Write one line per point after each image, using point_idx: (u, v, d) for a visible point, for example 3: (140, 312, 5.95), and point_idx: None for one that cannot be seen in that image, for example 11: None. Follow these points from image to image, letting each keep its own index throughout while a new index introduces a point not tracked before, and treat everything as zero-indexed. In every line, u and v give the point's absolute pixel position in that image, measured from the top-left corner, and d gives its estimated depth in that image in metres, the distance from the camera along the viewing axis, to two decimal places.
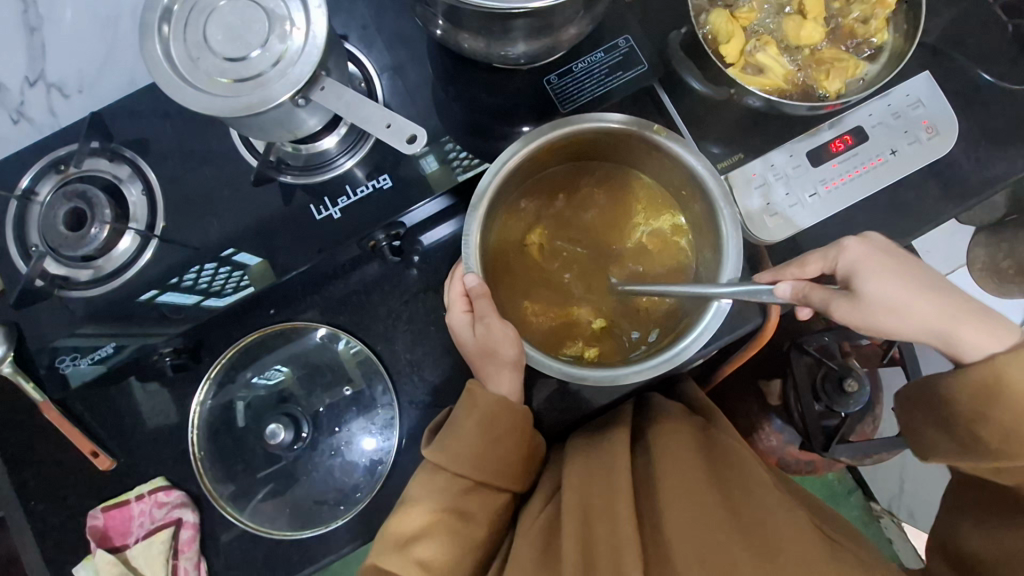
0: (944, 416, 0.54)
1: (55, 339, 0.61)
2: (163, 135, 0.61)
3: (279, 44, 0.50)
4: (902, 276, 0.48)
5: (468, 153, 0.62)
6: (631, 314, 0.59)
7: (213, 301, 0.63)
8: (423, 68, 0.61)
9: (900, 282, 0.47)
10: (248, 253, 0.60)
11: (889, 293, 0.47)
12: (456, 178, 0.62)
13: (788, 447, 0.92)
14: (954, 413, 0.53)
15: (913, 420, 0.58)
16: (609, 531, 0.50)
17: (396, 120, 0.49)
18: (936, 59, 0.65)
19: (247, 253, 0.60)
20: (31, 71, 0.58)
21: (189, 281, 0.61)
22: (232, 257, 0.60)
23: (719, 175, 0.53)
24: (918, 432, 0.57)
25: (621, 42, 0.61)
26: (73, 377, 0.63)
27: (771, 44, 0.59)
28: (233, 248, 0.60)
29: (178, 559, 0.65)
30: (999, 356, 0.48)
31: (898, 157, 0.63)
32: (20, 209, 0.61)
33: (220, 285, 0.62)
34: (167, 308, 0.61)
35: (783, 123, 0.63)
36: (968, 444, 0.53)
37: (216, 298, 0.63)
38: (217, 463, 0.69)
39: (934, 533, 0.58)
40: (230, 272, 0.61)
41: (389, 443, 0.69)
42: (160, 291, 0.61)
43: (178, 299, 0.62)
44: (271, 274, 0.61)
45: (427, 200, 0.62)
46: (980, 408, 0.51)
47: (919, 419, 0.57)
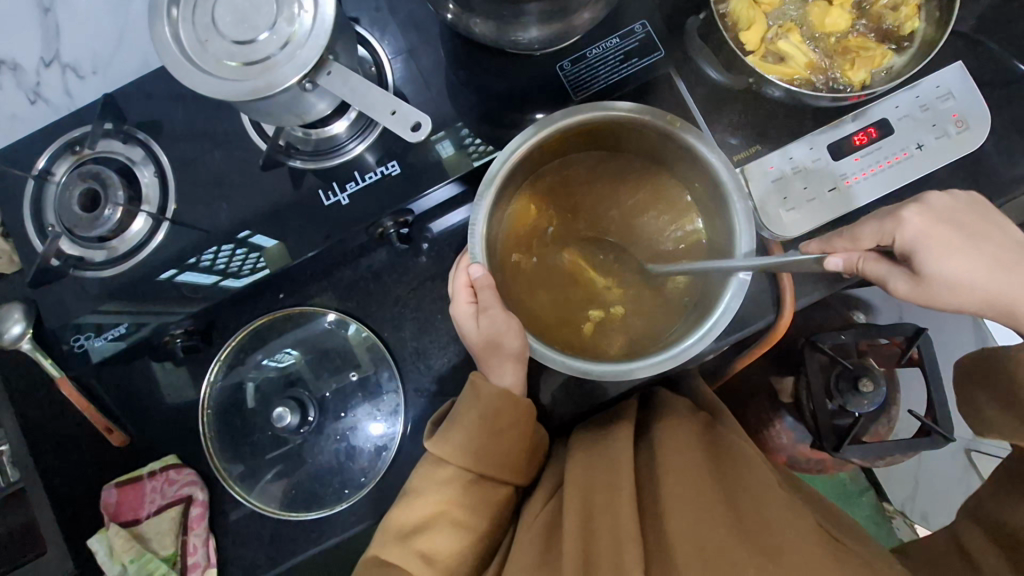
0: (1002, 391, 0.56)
1: (78, 314, 0.62)
2: (175, 118, 0.62)
3: (287, 26, 0.49)
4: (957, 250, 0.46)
5: (484, 141, 0.61)
6: (640, 311, 0.58)
7: (231, 282, 0.64)
8: (436, 53, 0.60)
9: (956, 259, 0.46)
10: (262, 236, 0.60)
11: (949, 268, 0.46)
12: (472, 164, 0.61)
13: (798, 446, 0.90)
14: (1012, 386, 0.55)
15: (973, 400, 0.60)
16: (610, 528, 0.49)
17: (401, 107, 0.49)
18: (971, 48, 0.62)
19: (263, 235, 0.60)
20: (46, 52, 0.61)
21: (207, 262, 0.62)
22: (248, 239, 0.61)
23: (734, 168, 0.51)
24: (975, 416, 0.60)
25: (638, 28, 0.59)
26: (94, 352, 0.64)
27: (794, 31, 0.57)
28: (248, 230, 0.60)
29: (188, 535, 0.67)
30: None
31: (924, 151, 0.60)
32: (37, 189, 0.62)
33: (238, 266, 0.63)
34: (185, 288, 0.62)
35: (805, 114, 0.61)
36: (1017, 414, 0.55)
37: (234, 279, 0.64)
38: (226, 442, 0.70)
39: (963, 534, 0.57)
40: (246, 254, 0.62)
41: (394, 429, 0.69)
42: (180, 270, 0.62)
43: (196, 278, 0.63)
44: (287, 257, 0.62)
45: (441, 184, 0.61)
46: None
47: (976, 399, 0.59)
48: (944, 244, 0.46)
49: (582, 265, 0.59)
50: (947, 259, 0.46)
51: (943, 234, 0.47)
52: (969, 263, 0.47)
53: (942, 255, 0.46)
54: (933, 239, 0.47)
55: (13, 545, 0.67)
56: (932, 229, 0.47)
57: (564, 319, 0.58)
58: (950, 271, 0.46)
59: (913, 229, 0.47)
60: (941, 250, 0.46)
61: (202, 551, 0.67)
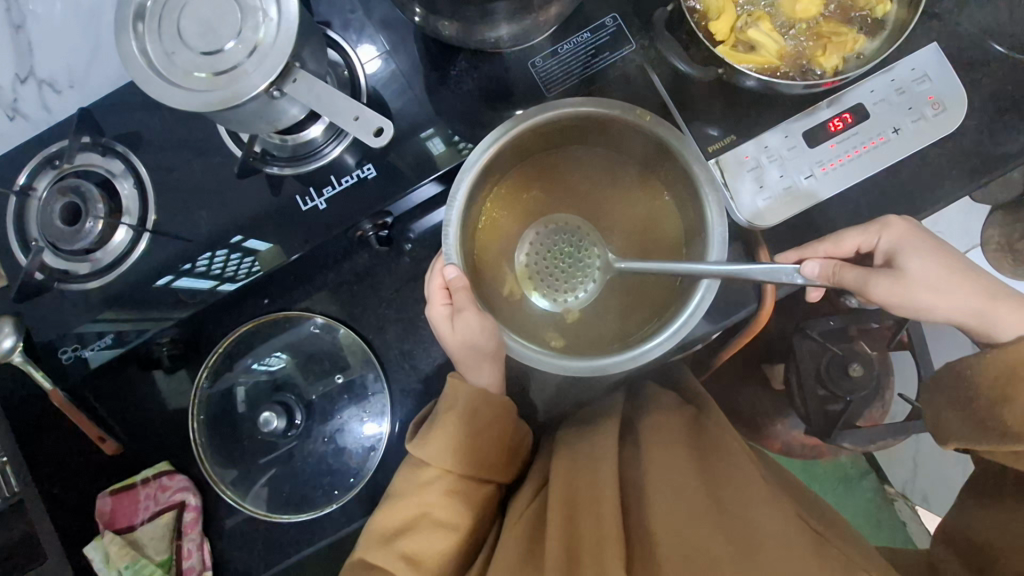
0: (964, 402, 0.54)
1: (78, 325, 0.63)
2: (152, 129, 0.62)
3: (253, 35, 0.49)
4: (936, 257, 0.52)
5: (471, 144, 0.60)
6: (618, 302, 0.58)
7: (227, 286, 0.63)
8: (407, 54, 0.60)
9: (934, 266, 0.52)
10: (257, 239, 0.61)
11: (927, 273, 0.52)
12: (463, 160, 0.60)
13: (792, 432, 0.91)
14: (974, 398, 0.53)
15: (928, 406, 0.58)
16: (593, 526, 0.49)
17: (364, 113, 0.50)
18: (949, 29, 0.61)
19: (257, 239, 0.61)
20: (21, 69, 0.61)
21: (203, 266, 0.62)
22: (242, 243, 0.61)
23: (705, 160, 0.51)
24: (935, 422, 0.57)
25: (608, 21, 0.59)
26: (94, 359, 0.64)
27: (763, 19, 0.57)
28: (243, 235, 0.61)
29: (182, 540, 0.68)
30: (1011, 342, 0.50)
31: (900, 136, 0.60)
32: (19, 205, 0.63)
33: (233, 269, 0.62)
34: (183, 293, 0.62)
35: (781, 102, 0.60)
36: (987, 426, 0.52)
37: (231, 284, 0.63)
38: (218, 448, 0.71)
39: (950, 529, 0.57)
40: (242, 258, 0.62)
41: (382, 429, 0.70)
42: (175, 276, 0.62)
43: (193, 283, 0.62)
44: (282, 258, 0.61)
45: (427, 181, 0.61)
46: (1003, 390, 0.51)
47: (942, 411, 0.56)
48: (921, 250, 0.52)
49: (562, 260, 0.59)
50: (923, 258, 0.52)
51: (923, 243, 0.53)
52: (946, 267, 0.52)
53: (918, 259, 0.52)
54: (911, 243, 0.53)
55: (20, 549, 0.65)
56: (913, 235, 0.53)
57: (549, 316, 0.58)
58: (927, 275, 0.52)
59: (893, 234, 0.54)
60: (915, 257, 0.52)
61: (197, 556, 0.68)
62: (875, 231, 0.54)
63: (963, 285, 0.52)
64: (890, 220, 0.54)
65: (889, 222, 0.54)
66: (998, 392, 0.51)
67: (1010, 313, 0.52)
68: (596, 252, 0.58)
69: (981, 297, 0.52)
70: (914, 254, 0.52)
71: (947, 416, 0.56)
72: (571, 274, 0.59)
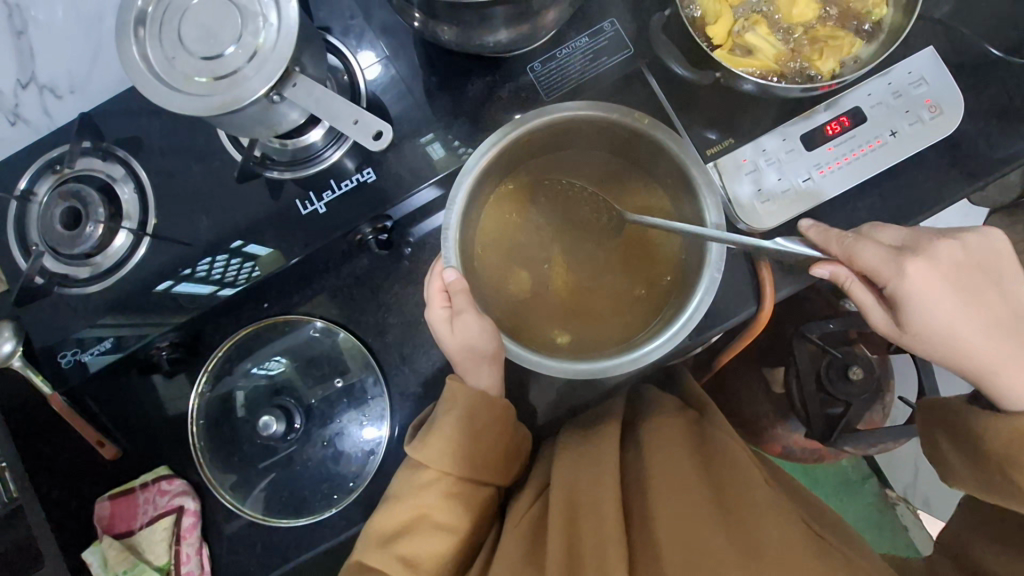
0: (966, 439, 0.53)
1: (75, 331, 0.63)
2: (153, 134, 0.62)
3: (252, 40, 0.50)
4: (953, 311, 0.48)
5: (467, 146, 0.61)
6: (618, 302, 0.58)
7: (227, 291, 0.63)
8: (408, 59, 0.61)
9: (948, 318, 0.49)
10: (256, 244, 0.61)
11: (936, 324, 0.49)
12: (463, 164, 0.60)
13: (793, 435, 0.91)
14: (986, 452, 0.52)
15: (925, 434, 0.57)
16: (595, 528, 0.49)
17: (364, 117, 0.50)
18: (945, 33, 0.61)
19: (257, 244, 0.61)
20: (22, 74, 0.61)
21: (202, 272, 0.62)
22: (243, 248, 0.61)
23: (703, 162, 0.52)
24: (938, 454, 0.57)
25: (607, 26, 0.60)
26: (91, 365, 0.63)
27: (761, 23, 0.57)
28: (243, 240, 0.61)
29: (180, 544, 0.68)
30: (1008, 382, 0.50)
31: (898, 138, 0.60)
32: (20, 209, 0.63)
33: (233, 275, 0.62)
34: (184, 298, 0.62)
35: (778, 105, 0.61)
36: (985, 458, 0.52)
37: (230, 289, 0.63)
38: (217, 452, 0.71)
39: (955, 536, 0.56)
40: (242, 263, 0.62)
41: (381, 432, 0.70)
42: (175, 282, 0.62)
43: (194, 288, 0.62)
44: (282, 261, 0.61)
45: (421, 189, 0.61)
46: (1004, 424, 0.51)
47: (940, 441, 0.56)
48: (933, 296, 0.48)
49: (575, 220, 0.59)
50: (933, 306, 0.48)
51: (939, 287, 0.48)
52: (957, 320, 0.49)
53: (933, 311, 0.48)
54: (925, 292, 0.48)
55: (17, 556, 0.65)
56: (930, 284, 0.48)
57: (547, 319, 0.58)
58: (932, 326, 0.49)
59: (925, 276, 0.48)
60: (934, 308, 0.48)
61: (195, 560, 0.68)
62: (890, 275, 0.48)
63: (968, 329, 0.49)
64: (909, 264, 0.48)
65: (908, 267, 0.48)
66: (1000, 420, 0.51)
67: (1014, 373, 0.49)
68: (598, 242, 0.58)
69: (990, 356, 0.49)
70: (930, 308, 0.48)
71: (949, 457, 0.55)
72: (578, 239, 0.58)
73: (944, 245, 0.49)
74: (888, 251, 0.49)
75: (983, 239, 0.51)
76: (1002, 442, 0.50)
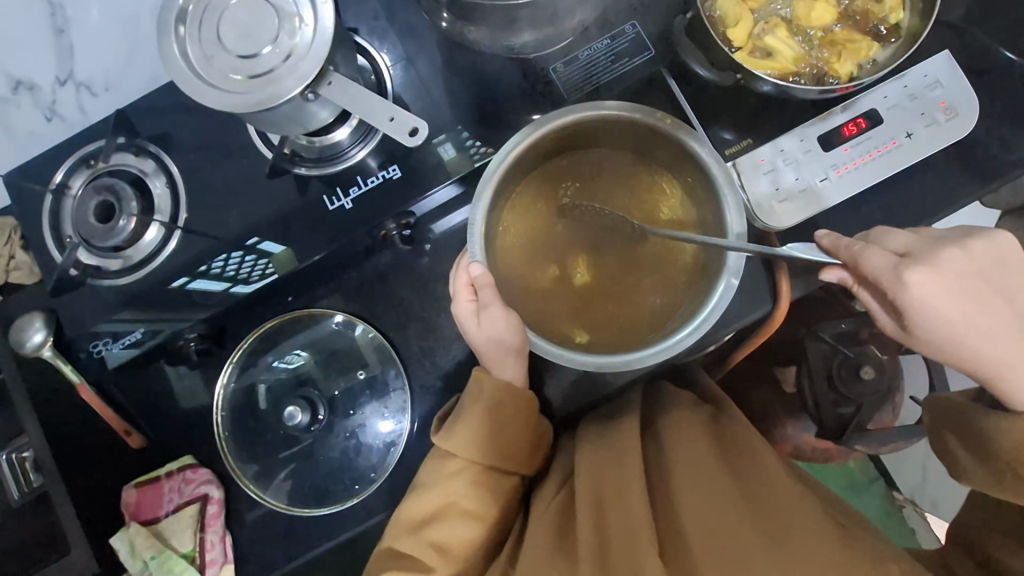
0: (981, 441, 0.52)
1: (94, 324, 0.64)
2: (184, 130, 0.64)
3: (288, 40, 0.51)
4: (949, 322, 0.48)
5: (485, 144, 0.62)
6: (637, 299, 0.59)
7: (241, 288, 0.67)
8: (433, 58, 0.62)
9: (945, 329, 0.48)
10: (271, 241, 0.63)
11: (935, 332, 0.49)
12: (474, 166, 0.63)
13: (804, 435, 0.92)
14: (997, 453, 0.51)
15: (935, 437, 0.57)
16: (621, 516, 0.50)
17: (399, 114, 0.52)
18: (958, 37, 0.63)
19: (270, 241, 0.63)
20: (60, 71, 0.63)
21: (217, 268, 0.64)
22: (257, 246, 0.63)
23: (724, 162, 0.53)
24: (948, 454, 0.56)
25: (628, 29, 0.61)
26: (110, 359, 0.67)
27: (780, 26, 0.58)
28: (257, 237, 0.63)
29: (205, 532, 0.70)
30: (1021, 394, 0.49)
31: (913, 140, 0.61)
32: (55, 202, 0.65)
33: (247, 272, 0.65)
34: (198, 295, 0.65)
35: (795, 107, 0.62)
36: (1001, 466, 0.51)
37: (244, 285, 0.67)
38: (241, 443, 0.73)
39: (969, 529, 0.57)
40: (256, 260, 0.64)
41: (402, 425, 0.71)
42: (191, 278, 0.64)
43: (208, 285, 0.65)
44: (294, 262, 0.64)
45: (443, 184, 0.62)
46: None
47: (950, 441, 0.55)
48: (937, 304, 0.47)
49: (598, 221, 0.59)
50: (936, 315, 0.47)
51: (942, 296, 0.47)
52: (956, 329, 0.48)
53: (929, 322, 0.48)
54: (928, 301, 0.47)
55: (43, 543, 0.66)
56: (933, 295, 0.47)
57: (567, 314, 0.59)
58: (931, 333, 0.49)
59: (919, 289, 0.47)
60: (928, 318, 0.48)
61: (219, 547, 0.69)
62: (892, 282, 0.47)
63: (975, 336, 0.49)
64: (911, 273, 0.47)
65: (910, 276, 0.47)
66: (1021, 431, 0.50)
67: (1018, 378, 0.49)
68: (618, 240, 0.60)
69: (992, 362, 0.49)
70: (923, 318, 0.48)
71: (960, 458, 0.54)
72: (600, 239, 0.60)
73: (951, 253, 0.48)
74: (891, 258, 0.48)
75: (990, 244, 0.50)
76: (1015, 441, 0.50)
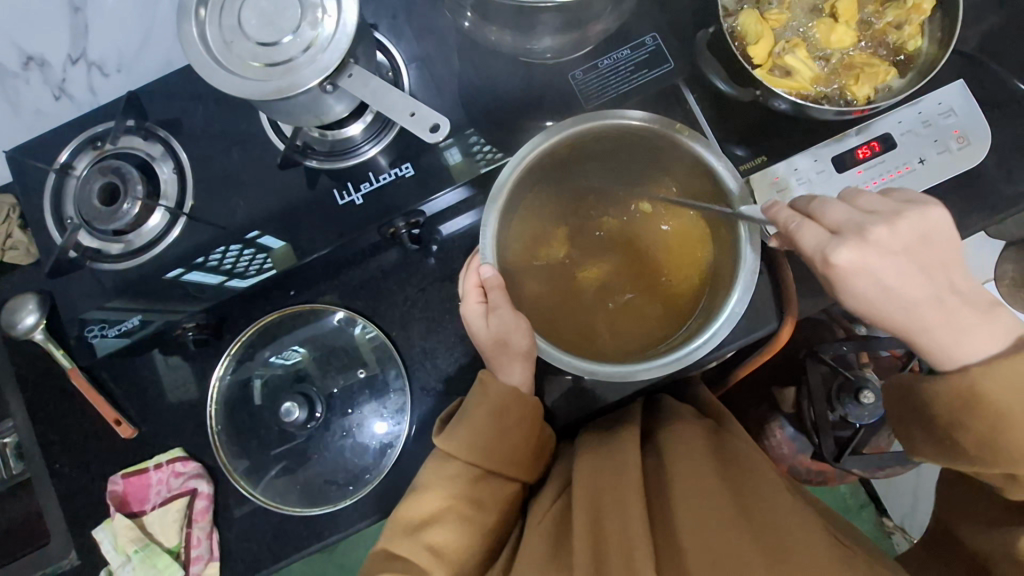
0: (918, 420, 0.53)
1: (83, 311, 0.64)
2: (195, 116, 0.63)
3: (310, 30, 0.51)
4: (884, 285, 0.45)
5: (491, 147, 0.61)
6: (644, 312, 0.59)
7: (236, 282, 0.64)
8: (450, 59, 0.62)
9: (882, 291, 0.46)
10: (271, 236, 0.61)
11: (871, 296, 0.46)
12: (479, 170, 0.61)
13: (799, 457, 0.91)
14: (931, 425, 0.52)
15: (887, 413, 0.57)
16: (619, 527, 0.49)
17: (420, 109, 0.51)
18: (974, 68, 0.63)
19: (271, 236, 0.61)
20: (73, 49, 0.62)
21: (215, 261, 0.62)
22: (256, 240, 0.61)
23: (741, 178, 0.53)
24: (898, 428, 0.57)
25: (648, 41, 0.61)
26: (100, 347, 0.66)
27: (800, 46, 0.59)
28: (258, 231, 0.61)
29: (191, 527, 0.68)
30: (976, 367, 0.48)
31: (926, 166, 0.61)
32: (58, 182, 0.64)
33: (244, 266, 0.63)
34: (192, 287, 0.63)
35: (809, 127, 0.63)
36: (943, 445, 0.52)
37: (239, 280, 0.64)
38: (233, 437, 0.71)
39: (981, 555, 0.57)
40: (254, 255, 0.62)
41: (400, 427, 0.70)
42: (186, 270, 0.62)
43: (203, 278, 0.63)
44: (293, 258, 0.62)
45: (448, 190, 0.61)
46: (958, 414, 0.50)
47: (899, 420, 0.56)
48: (864, 278, 0.45)
49: (612, 231, 0.59)
50: (872, 281, 0.45)
51: (874, 262, 0.45)
52: (898, 289, 0.46)
53: (865, 282, 0.45)
54: (860, 278, 0.45)
55: (85, 497, 0.70)
56: (857, 267, 0.45)
57: (569, 326, 0.58)
58: (876, 294, 0.46)
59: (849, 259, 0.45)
60: (861, 282, 0.45)
61: (205, 543, 0.68)
62: (819, 259, 0.45)
63: (924, 305, 0.46)
64: (838, 254, 0.44)
65: (839, 250, 0.44)
66: (954, 410, 0.50)
67: (943, 336, 0.47)
68: (630, 250, 0.59)
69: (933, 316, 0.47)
70: (855, 283, 0.45)
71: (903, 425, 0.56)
72: (612, 249, 0.59)
73: (880, 230, 0.45)
74: (824, 235, 0.45)
75: (925, 219, 0.46)
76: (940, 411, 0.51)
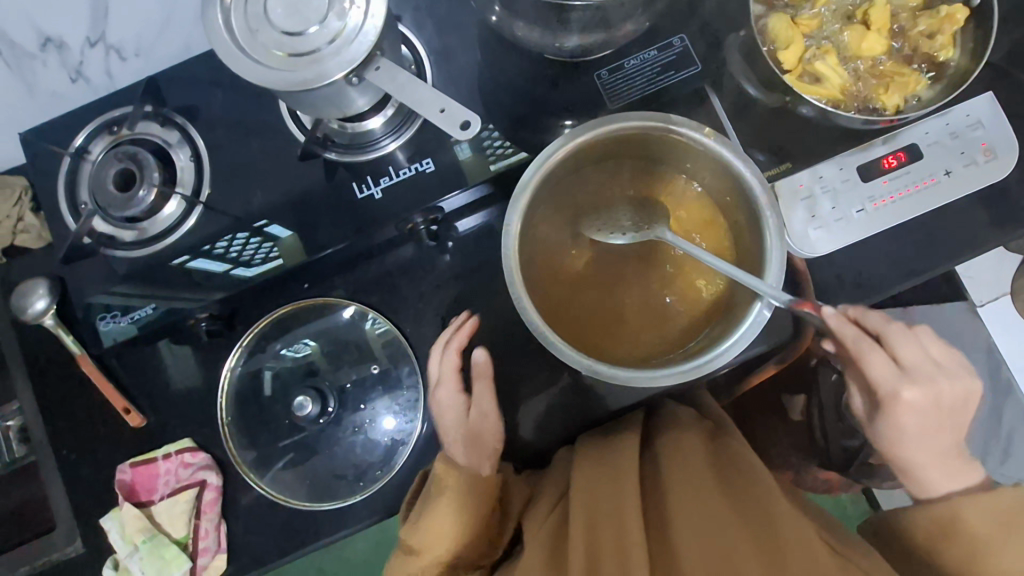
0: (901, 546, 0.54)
1: (91, 297, 0.63)
2: (214, 104, 0.62)
3: (336, 21, 0.50)
4: (924, 426, 0.51)
5: (505, 142, 0.60)
6: (664, 318, 0.58)
7: (242, 271, 0.63)
8: (474, 55, 0.61)
9: (917, 430, 0.51)
10: (280, 226, 0.60)
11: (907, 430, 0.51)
12: (491, 167, 0.61)
13: (805, 464, 0.92)
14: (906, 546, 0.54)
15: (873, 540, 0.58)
16: (613, 528, 0.50)
17: (450, 105, 0.50)
18: (1003, 80, 0.63)
19: (280, 225, 0.60)
20: (92, 32, 0.60)
21: (221, 248, 0.61)
22: (265, 228, 0.60)
23: (768, 185, 0.52)
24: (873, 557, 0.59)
25: (676, 42, 0.60)
26: (107, 334, 0.66)
27: (830, 53, 0.59)
28: (267, 219, 0.60)
29: (199, 519, 0.68)
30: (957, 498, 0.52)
31: (951, 179, 0.61)
32: (73, 166, 0.63)
33: (249, 255, 0.62)
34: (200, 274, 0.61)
35: (835, 134, 0.62)
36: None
37: (245, 269, 0.64)
38: (242, 429, 0.71)
39: None
40: (261, 243, 0.61)
41: (411, 424, 0.70)
42: (192, 257, 0.61)
43: (210, 265, 0.62)
44: (301, 249, 0.61)
45: (459, 192, 0.61)
46: (935, 544, 0.52)
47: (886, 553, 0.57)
48: (913, 413, 0.51)
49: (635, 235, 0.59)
50: (916, 415, 0.51)
51: (926, 403, 0.50)
52: (929, 431, 0.51)
53: (911, 418, 0.51)
54: (909, 413, 0.51)
55: (90, 485, 0.70)
56: (918, 408, 0.50)
57: (588, 329, 0.57)
58: (911, 432, 0.52)
59: (911, 398, 0.50)
60: (908, 417, 0.51)
61: (213, 536, 0.68)
62: (889, 388, 0.51)
63: (937, 452, 0.52)
64: (906, 392, 0.50)
65: (907, 390, 0.50)
66: (935, 533, 0.52)
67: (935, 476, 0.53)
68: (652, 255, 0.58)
69: (937, 459, 0.52)
70: (906, 417, 0.51)
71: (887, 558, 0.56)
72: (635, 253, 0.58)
73: (942, 382, 0.51)
74: (890, 368, 0.51)
75: (967, 383, 0.52)
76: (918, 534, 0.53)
